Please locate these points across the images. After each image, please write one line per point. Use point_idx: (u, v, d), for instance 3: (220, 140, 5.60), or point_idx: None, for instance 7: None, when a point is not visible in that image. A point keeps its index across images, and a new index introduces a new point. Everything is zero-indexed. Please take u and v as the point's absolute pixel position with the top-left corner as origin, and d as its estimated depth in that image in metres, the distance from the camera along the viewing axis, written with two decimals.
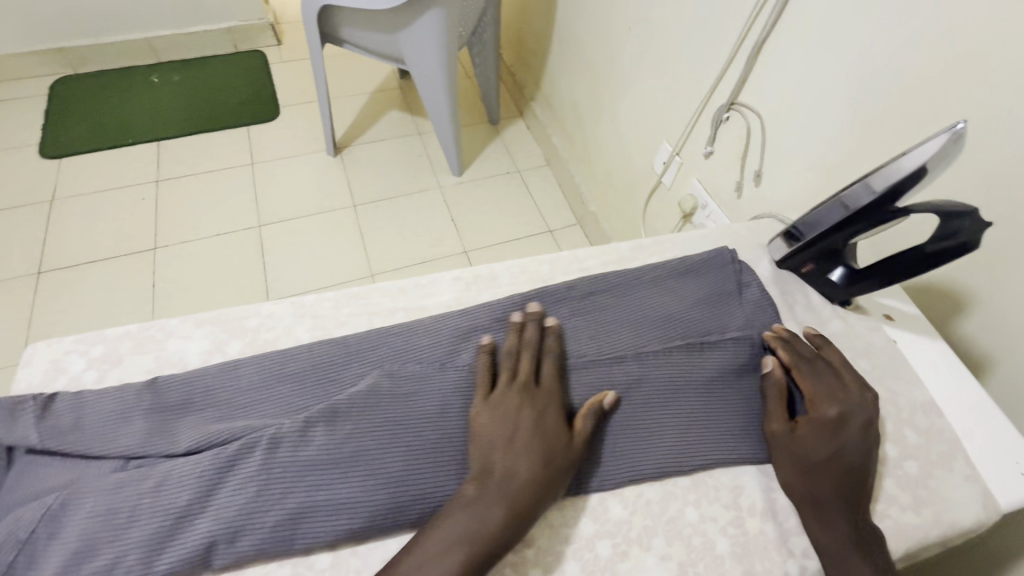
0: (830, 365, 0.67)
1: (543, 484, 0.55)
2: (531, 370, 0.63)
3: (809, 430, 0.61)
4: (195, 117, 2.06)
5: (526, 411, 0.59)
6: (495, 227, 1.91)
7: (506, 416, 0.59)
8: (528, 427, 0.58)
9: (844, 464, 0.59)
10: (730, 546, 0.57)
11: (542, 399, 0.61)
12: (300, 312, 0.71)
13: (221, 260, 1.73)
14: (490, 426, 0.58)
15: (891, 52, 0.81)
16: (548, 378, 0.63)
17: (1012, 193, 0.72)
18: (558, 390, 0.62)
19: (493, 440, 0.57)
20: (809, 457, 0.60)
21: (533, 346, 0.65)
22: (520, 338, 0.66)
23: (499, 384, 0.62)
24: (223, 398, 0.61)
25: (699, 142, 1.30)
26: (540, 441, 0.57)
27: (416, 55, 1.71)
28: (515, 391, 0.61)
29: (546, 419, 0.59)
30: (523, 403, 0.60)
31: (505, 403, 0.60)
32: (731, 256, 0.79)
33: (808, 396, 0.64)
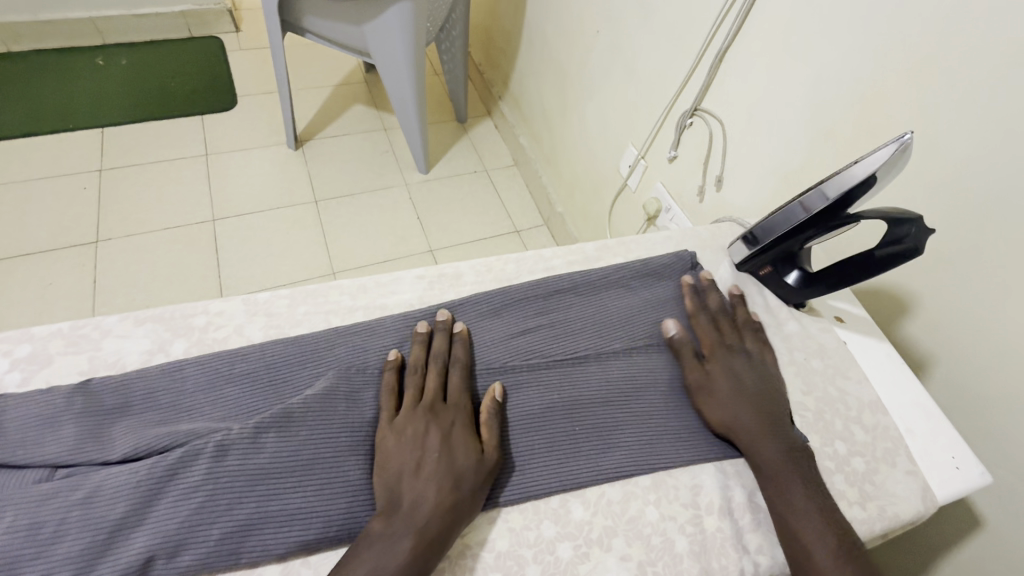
0: (733, 318, 0.74)
1: (455, 507, 0.53)
2: (437, 388, 0.61)
3: (714, 368, 0.68)
4: (144, 104, 1.96)
5: (432, 431, 0.57)
6: (461, 226, 1.89)
7: (410, 441, 0.56)
8: (433, 450, 0.56)
9: (753, 393, 0.65)
10: (688, 545, 0.58)
11: (450, 416, 0.59)
12: (253, 309, 0.67)
13: (172, 256, 1.64)
14: (395, 451, 0.56)
15: (845, 64, 0.84)
16: (457, 393, 0.61)
17: (951, 201, 0.76)
18: (468, 405, 0.61)
19: (400, 465, 0.55)
20: (721, 390, 0.65)
21: (441, 359, 0.64)
22: (427, 351, 0.65)
23: (405, 406, 0.60)
24: (165, 402, 0.58)
25: (663, 146, 1.32)
26: (449, 462, 0.55)
27: (383, 48, 1.68)
28: (420, 413, 0.59)
29: (454, 437, 0.57)
30: (430, 423, 0.58)
31: (411, 425, 0.58)
32: (691, 260, 0.81)
33: (703, 340, 0.71)
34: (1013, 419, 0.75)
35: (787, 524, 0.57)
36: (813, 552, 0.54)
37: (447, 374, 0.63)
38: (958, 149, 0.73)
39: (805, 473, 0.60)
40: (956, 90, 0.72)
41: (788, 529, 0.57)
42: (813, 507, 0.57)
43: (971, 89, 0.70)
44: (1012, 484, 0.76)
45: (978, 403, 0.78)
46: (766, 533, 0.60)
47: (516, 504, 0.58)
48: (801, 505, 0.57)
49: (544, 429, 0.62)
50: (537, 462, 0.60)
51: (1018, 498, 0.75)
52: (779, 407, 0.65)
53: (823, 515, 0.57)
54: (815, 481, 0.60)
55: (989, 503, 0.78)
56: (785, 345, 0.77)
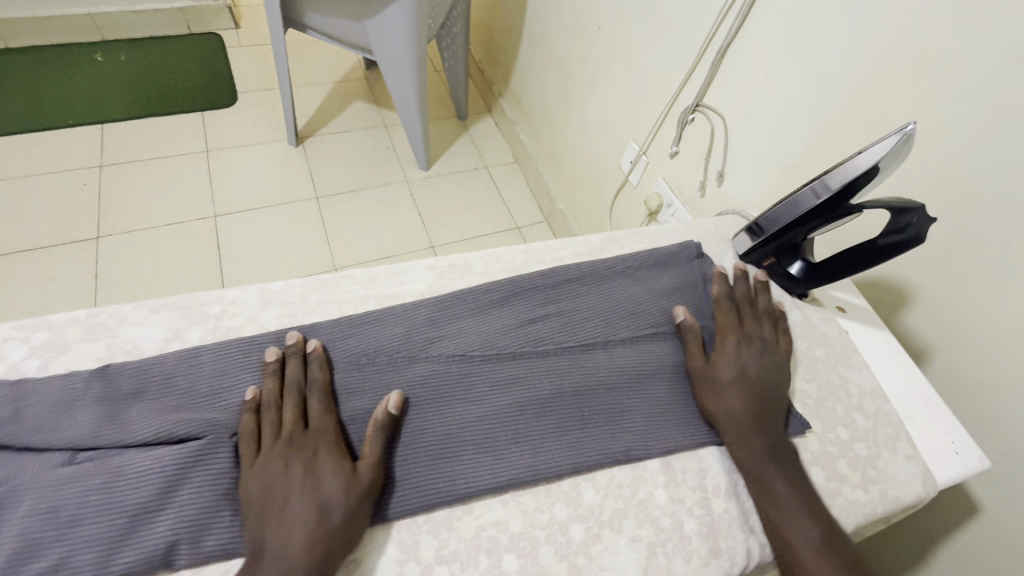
0: (752, 305, 0.75)
1: (325, 546, 0.49)
2: (295, 418, 0.57)
3: (721, 358, 0.68)
4: (143, 100, 1.96)
5: (295, 466, 0.53)
6: (463, 222, 1.90)
7: (272, 478, 0.52)
8: (298, 486, 0.52)
9: (756, 386, 0.66)
10: (697, 526, 0.59)
11: (314, 446, 0.55)
12: (266, 298, 0.68)
13: (175, 251, 1.65)
14: (258, 490, 0.52)
15: (845, 60, 0.86)
16: (322, 422, 0.57)
17: (949, 193, 0.77)
18: (337, 433, 0.57)
19: (268, 503, 0.51)
20: (723, 380, 0.67)
21: (298, 386, 0.59)
22: (281, 380, 0.59)
23: (263, 439, 0.55)
24: (182, 387, 0.58)
25: (665, 141, 1.34)
26: (312, 498, 0.51)
27: (385, 45, 1.69)
28: (280, 446, 0.54)
29: (320, 469, 0.53)
30: (290, 458, 0.53)
31: (272, 459, 0.53)
32: (696, 250, 0.82)
33: (720, 327, 0.72)
34: (1010, 406, 0.76)
35: (765, 511, 0.58)
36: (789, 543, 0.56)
37: (306, 402, 0.58)
38: (956, 142, 0.75)
39: (788, 467, 0.61)
40: (954, 84, 0.73)
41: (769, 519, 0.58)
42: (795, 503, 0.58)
43: (968, 82, 0.72)
44: (1008, 469, 0.77)
45: (976, 391, 0.80)
46: None
47: (530, 487, 0.59)
48: (783, 497, 0.58)
49: (553, 414, 0.63)
50: (547, 445, 0.61)
51: (1014, 484, 0.77)
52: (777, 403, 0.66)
53: (805, 508, 0.58)
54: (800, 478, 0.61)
55: (986, 488, 0.80)
56: None
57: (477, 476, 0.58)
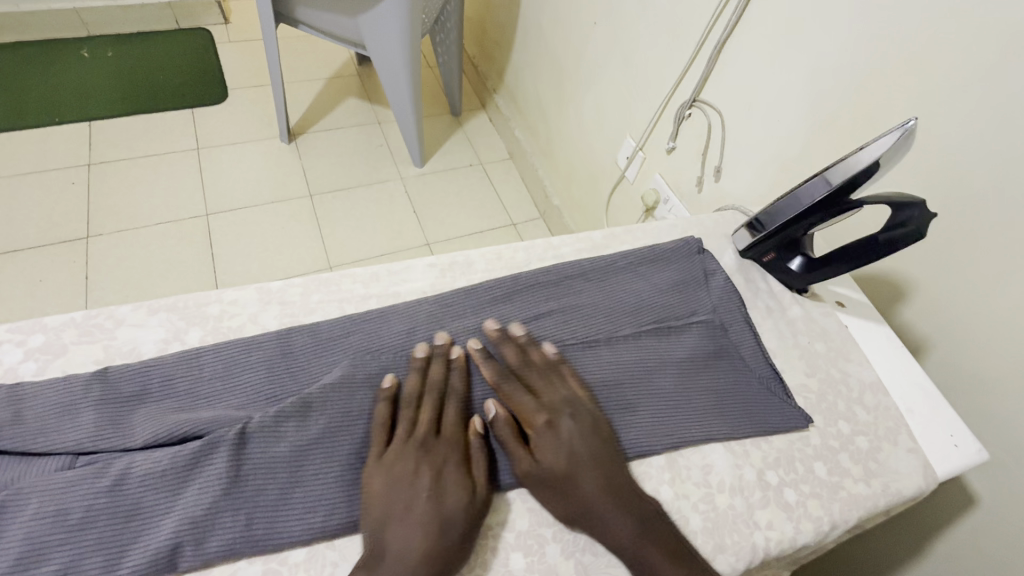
0: (536, 367, 0.64)
1: (442, 554, 0.50)
2: (431, 421, 0.59)
3: (541, 450, 0.58)
4: (132, 97, 1.93)
5: (424, 471, 0.55)
6: (457, 219, 1.90)
7: (399, 481, 0.54)
8: (423, 491, 0.53)
9: (590, 467, 0.57)
10: (702, 522, 0.59)
11: (443, 453, 0.57)
12: (266, 298, 0.67)
13: (167, 251, 1.63)
14: (385, 492, 0.53)
15: (842, 55, 0.86)
16: (452, 428, 0.59)
17: (945, 188, 0.78)
18: (464, 440, 0.59)
19: (393, 505, 0.52)
20: (558, 477, 0.57)
21: (438, 388, 0.61)
22: (423, 379, 0.62)
23: (396, 441, 0.57)
24: (183, 388, 0.58)
25: (661, 137, 1.34)
26: (437, 506, 0.52)
27: (379, 40, 1.67)
28: (413, 449, 0.56)
29: (446, 476, 0.55)
30: (419, 463, 0.55)
31: (402, 462, 0.55)
32: (697, 246, 0.82)
33: (522, 414, 0.61)
34: (1007, 398, 0.77)
35: None
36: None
37: (443, 406, 0.61)
38: (952, 137, 0.75)
39: (674, 547, 0.54)
40: (952, 80, 0.74)
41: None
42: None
43: (964, 78, 0.72)
44: (1005, 460, 0.78)
45: (974, 384, 0.81)
46: (776, 509, 0.61)
47: None
48: None
49: None
50: None
51: (1012, 475, 0.78)
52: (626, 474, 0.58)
53: None
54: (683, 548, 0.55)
55: (982, 480, 0.81)
56: (789, 329, 0.79)
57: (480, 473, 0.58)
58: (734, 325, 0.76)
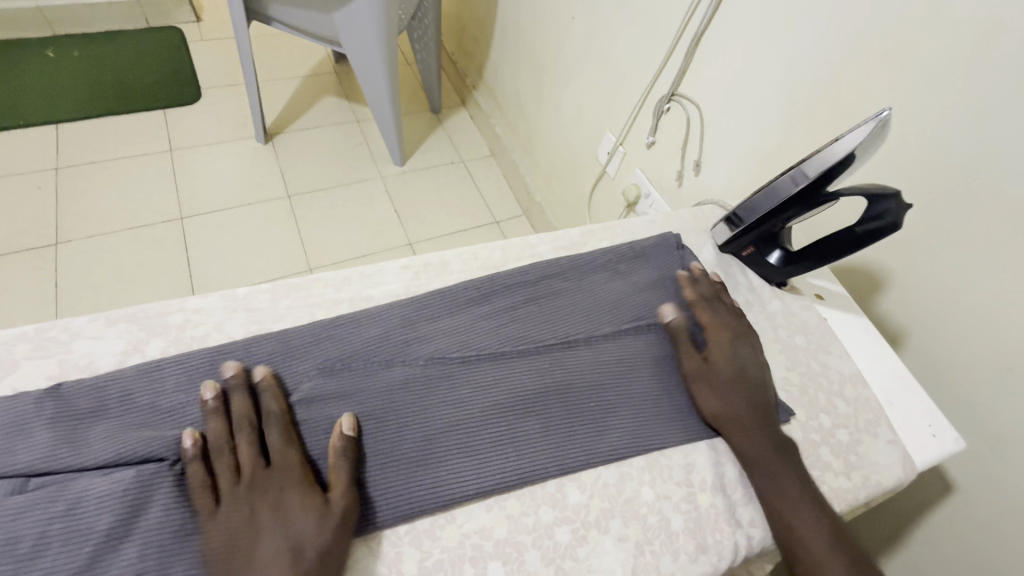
0: (728, 303, 0.74)
1: None
2: (253, 457, 0.53)
3: (715, 355, 0.68)
4: (99, 98, 1.86)
5: (265, 506, 0.50)
6: (439, 218, 1.87)
7: (238, 523, 0.49)
8: (270, 531, 0.49)
9: (746, 382, 0.66)
10: (684, 522, 0.58)
11: (276, 487, 0.51)
12: (232, 306, 0.65)
13: (139, 256, 1.58)
14: (224, 540, 0.49)
15: (818, 47, 0.86)
16: (283, 456, 0.53)
17: (920, 179, 0.78)
18: (304, 468, 0.53)
19: (238, 548, 0.48)
20: (718, 381, 0.66)
21: (251, 419, 0.55)
22: (228, 415, 0.55)
23: (224, 484, 0.51)
24: (144, 403, 0.55)
25: (640, 132, 1.33)
26: (287, 542, 0.49)
27: (354, 37, 1.64)
28: (244, 488, 0.51)
29: (290, 511, 0.50)
30: (254, 502, 0.51)
31: (235, 507, 0.50)
32: (676, 241, 0.81)
33: (704, 324, 0.71)
34: (984, 386, 0.78)
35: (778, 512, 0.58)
36: (804, 536, 0.56)
37: (264, 435, 0.54)
38: (927, 127, 0.75)
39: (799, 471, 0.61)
40: (926, 71, 0.74)
41: (781, 518, 0.58)
42: (803, 495, 0.59)
43: (936, 69, 0.72)
44: (982, 448, 0.79)
45: (951, 373, 0.81)
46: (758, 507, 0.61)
47: (515, 490, 0.58)
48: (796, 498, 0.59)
49: (539, 414, 0.62)
50: (542, 446, 0.60)
51: (990, 462, 0.78)
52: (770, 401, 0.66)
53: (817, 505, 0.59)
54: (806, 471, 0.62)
55: (960, 468, 0.82)
56: (769, 324, 0.79)
57: (461, 481, 0.56)
58: None
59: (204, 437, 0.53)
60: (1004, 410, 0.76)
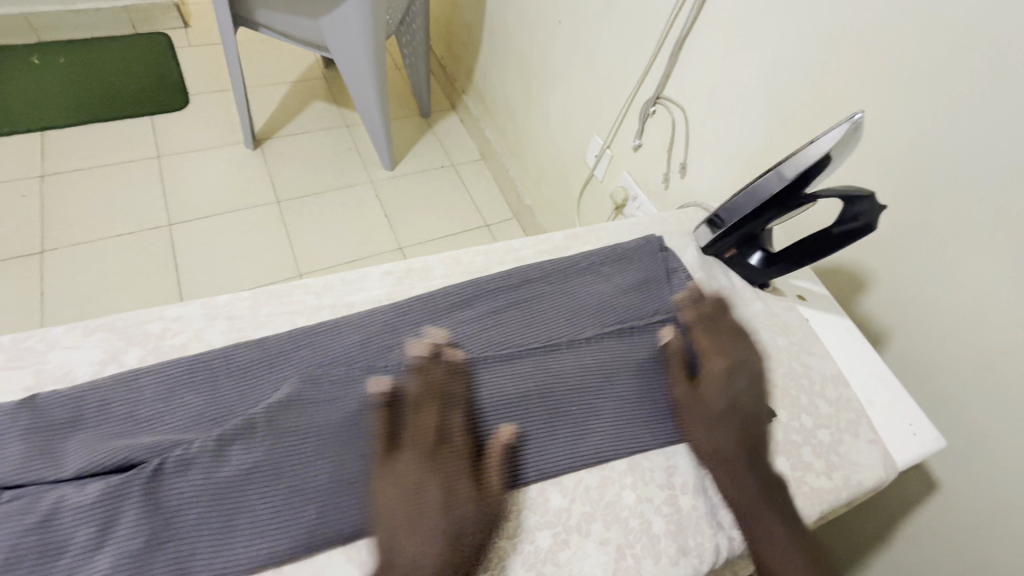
0: (721, 327, 0.74)
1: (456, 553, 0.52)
2: (436, 428, 0.58)
3: (709, 383, 0.68)
4: (86, 104, 1.85)
5: (436, 473, 0.55)
6: (429, 222, 1.87)
7: (410, 485, 0.54)
8: (433, 496, 0.54)
9: (740, 411, 0.66)
10: (666, 525, 0.59)
11: (448, 459, 0.57)
12: (212, 313, 0.64)
13: (126, 263, 1.57)
14: (395, 496, 0.54)
15: (798, 51, 0.87)
16: (457, 437, 0.58)
17: (898, 180, 0.79)
18: (470, 449, 0.58)
19: (400, 517, 0.53)
20: (715, 414, 0.66)
21: (440, 398, 0.60)
22: (422, 385, 0.61)
23: (405, 445, 0.57)
24: (120, 413, 0.55)
25: (627, 135, 1.34)
26: (450, 510, 0.54)
27: (342, 43, 1.64)
28: (421, 458, 0.56)
29: (456, 483, 0.56)
30: (435, 467, 0.56)
31: (410, 469, 0.55)
32: (659, 244, 0.82)
33: (704, 351, 0.71)
34: (964, 385, 0.79)
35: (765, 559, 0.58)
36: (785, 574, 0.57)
37: (445, 415, 0.59)
38: (904, 129, 0.77)
39: (784, 512, 0.61)
40: (902, 73, 0.75)
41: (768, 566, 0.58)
42: (789, 538, 0.59)
43: (912, 72, 0.74)
44: (963, 446, 0.80)
45: (932, 371, 0.82)
46: None
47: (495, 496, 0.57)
48: (782, 544, 0.59)
49: (521, 419, 0.62)
50: (524, 451, 0.60)
51: (971, 460, 0.79)
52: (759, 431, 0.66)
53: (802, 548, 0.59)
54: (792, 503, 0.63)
55: (943, 466, 0.82)
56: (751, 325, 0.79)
57: None
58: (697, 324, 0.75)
59: (413, 400, 0.60)
60: (983, 407, 0.77)
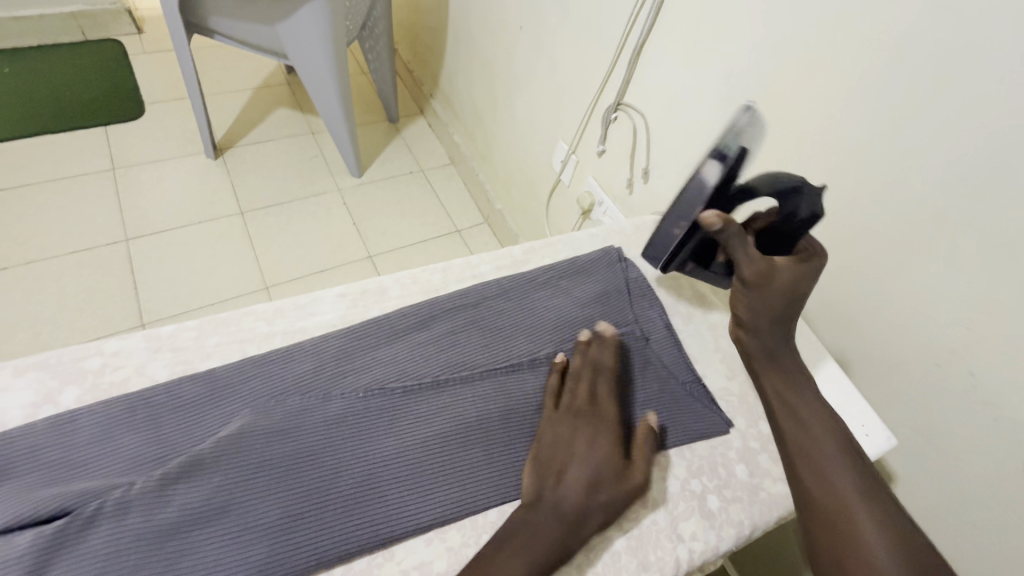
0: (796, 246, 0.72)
1: (593, 503, 0.56)
2: (588, 395, 0.65)
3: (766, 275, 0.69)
4: (33, 115, 1.77)
5: (582, 435, 0.61)
6: (399, 229, 1.84)
7: (560, 443, 0.61)
8: (579, 452, 0.59)
9: (770, 291, 0.69)
10: (626, 541, 0.59)
11: (598, 423, 0.62)
12: (156, 346, 0.62)
13: (82, 282, 1.51)
14: (543, 450, 0.60)
15: (750, 59, 0.89)
16: (606, 403, 0.64)
17: (847, 186, 0.81)
18: (617, 417, 0.64)
19: (544, 468, 0.59)
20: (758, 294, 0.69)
21: (593, 370, 0.67)
22: (584, 359, 0.69)
23: (558, 406, 0.64)
24: (53, 458, 0.52)
25: (591, 141, 1.34)
26: (593, 466, 0.58)
27: (303, 49, 1.60)
28: (572, 416, 0.63)
29: (601, 442, 0.60)
30: (585, 426, 0.62)
31: (562, 425, 0.62)
32: (617, 255, 0.83)
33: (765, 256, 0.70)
34: (914, 384, 0.81)
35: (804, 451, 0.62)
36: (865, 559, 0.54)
37: (599, 383, 0.66)
38: (853, 137, 0.78)
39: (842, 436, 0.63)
40: (849, 82, 0.77)
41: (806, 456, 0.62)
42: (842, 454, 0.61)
43: (859, 80, 0.75)
44: (915, 442, 0.83)
45: (885, 370, 0.84)
46: (698, 519, 0.62)
47: (454, 522, 0.57)
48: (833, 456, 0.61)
49: (481, 440, 0.61)
50: (485, 475, 0.59)
51: (925, 455, 0.82)
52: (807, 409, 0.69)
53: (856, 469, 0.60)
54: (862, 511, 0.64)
55: (901, 461, 0.85)
56: (710, 334, 0.80)
57: (401, 514, 0.55)
58: (656, 335, 0.76)
59: (573, 368, 0.67)
60: (935, 407, 0.79)
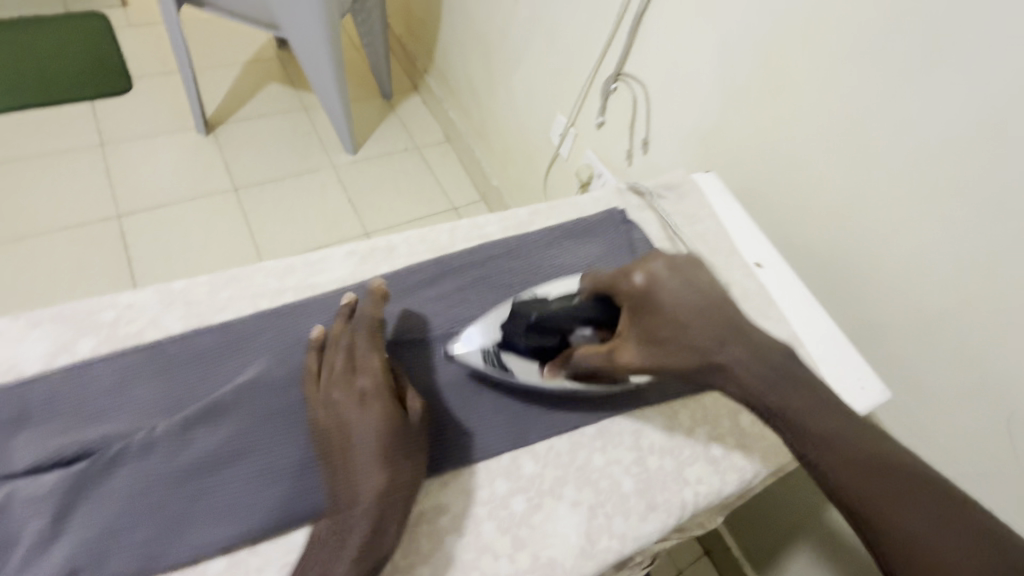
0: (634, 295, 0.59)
1: (392, 480, 0.50)
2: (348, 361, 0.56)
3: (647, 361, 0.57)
4: (16, 88, 1.73)
5: (353, 407, 0.53)
6: (395, 206, 1.84)
7: (336, 422, 0.53)
8: (356, 427, 0.52)
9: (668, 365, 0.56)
10: (634, 484, 0.61)
11: (367, 385, 0.54)
12: (168, 299, 0.62)
13: (75, 258, 1.49)
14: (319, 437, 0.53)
15: (751, 26, 0.89)
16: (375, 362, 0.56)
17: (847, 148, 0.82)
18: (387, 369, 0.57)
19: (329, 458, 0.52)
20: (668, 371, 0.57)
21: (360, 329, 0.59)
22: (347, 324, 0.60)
23: (325, 379, 0.56)
24: (73, 403, 0.53)
25: (589, 113, 1.34)
26: (375, 437, 0.51)
27: (293, 20, 1.57)
28: (339, 388, 0.54)
29: (373, 405, 0.53)
30: (353, 397, 0.54)
31: (331, 403, 0.54)
32: (621, 217, 0.84)
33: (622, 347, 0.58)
34: None
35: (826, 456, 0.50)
36: None
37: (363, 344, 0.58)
38: None
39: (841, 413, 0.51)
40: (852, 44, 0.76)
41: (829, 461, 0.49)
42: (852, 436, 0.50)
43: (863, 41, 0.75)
44: None
45: None
46: (703, 464, 0.64)
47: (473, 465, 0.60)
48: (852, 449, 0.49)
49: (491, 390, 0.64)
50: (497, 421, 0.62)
51: None
52: (825, 417, 0.51)
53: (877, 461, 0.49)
54: (968, 516, 0.46)
55: None
56: None
57: None
58: None
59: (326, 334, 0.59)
60: None
